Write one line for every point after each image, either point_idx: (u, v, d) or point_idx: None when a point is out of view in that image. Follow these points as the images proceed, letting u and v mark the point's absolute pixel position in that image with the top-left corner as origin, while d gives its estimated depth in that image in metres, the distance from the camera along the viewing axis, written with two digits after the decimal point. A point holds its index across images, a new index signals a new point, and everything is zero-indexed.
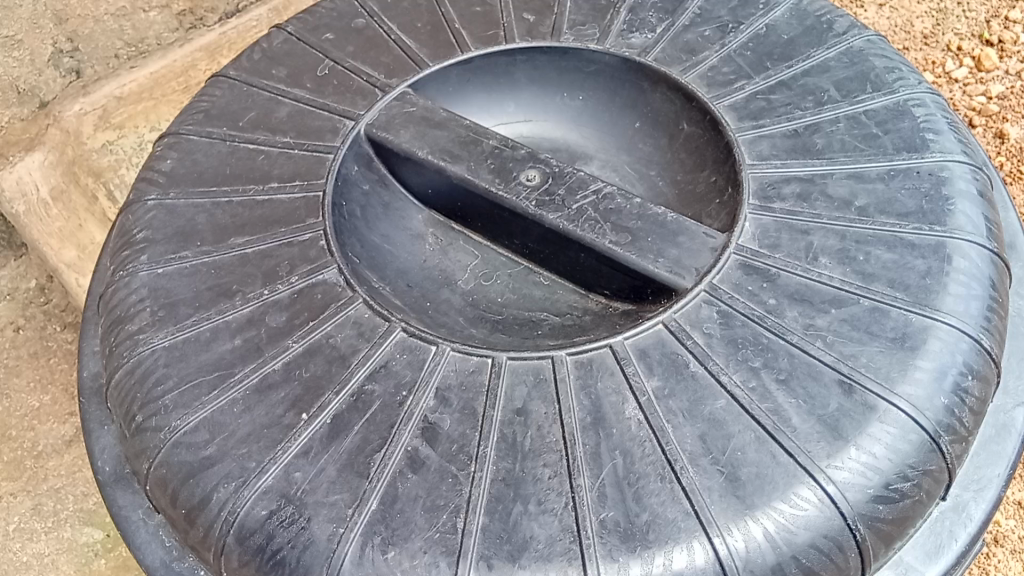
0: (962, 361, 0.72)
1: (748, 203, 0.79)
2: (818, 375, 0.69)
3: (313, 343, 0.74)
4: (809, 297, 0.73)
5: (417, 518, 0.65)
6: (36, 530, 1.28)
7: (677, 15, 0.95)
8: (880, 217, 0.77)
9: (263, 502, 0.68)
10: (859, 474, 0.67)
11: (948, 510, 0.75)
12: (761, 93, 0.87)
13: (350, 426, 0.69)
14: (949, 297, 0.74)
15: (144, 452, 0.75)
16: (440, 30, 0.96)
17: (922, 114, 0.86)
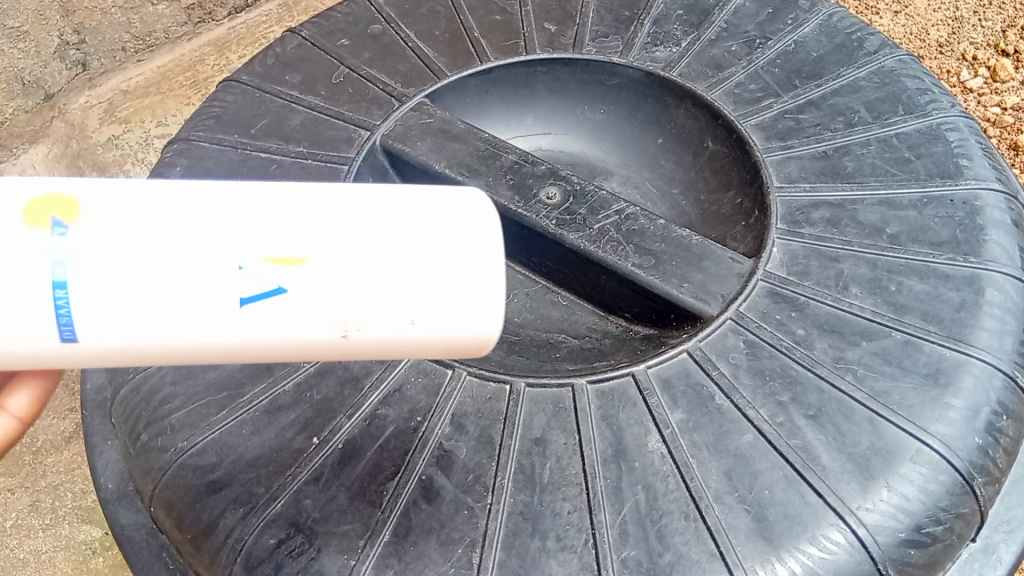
0: (996, 399, 0.70)
1: (777, 227, 0.77)
2: (849, 413, 0.67)
3: (325, 363, 0.71)
4: (838, 328, 0.71)
5: (431, 551, 0.63)
6: (34, 527, 1.25)
7: (703, 28, 0.92)
8: (913, 246, 0.75)
9: (271, 530, 0.66)
10: (890, 517, 0.65)
11: (977, 552, 0.72)
12: (789, 112, 0.85)
13: (362, 452, 0.67)
14: (983, 332, 0.71)
15: (149, 472, 0.72)
16: (459, 38, 0.94)
17: (955, 139, 0.84)
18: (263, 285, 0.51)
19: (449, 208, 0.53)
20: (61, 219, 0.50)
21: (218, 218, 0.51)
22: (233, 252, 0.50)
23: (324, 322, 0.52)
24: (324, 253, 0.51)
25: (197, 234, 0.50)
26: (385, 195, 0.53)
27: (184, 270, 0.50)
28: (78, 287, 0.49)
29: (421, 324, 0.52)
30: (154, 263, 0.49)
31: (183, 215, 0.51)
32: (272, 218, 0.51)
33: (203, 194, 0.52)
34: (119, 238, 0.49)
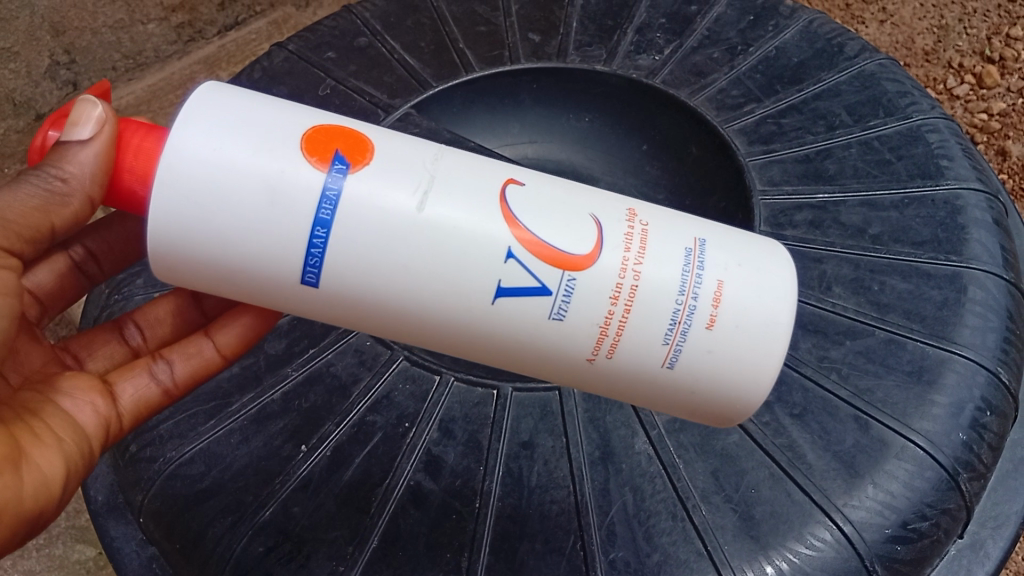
0: (980, 396, 0.70)
1: (759, 229, 0.77)
2: (834, 411, 0.67)
3: (312, 371, 0.71)
4: (822, 328, 0.71)
5: (420, 556, 0.63)
6: (26, 547, 1.20)
7: (685, 36, 0.92)
8: (895, 246, 0.76)
9: (260, 538, 0.66)
10: (876, 513, 0.65)
11: (965, 548, 0.73)
12: (771, 117, 0.86)
13: (351, 459, 0.67)
14: (965, 330, 0.72)
15: (138, 483, 0.72)
16: (444, 50, 0.94)
17: (935, 141, 0.84)
18: (636, 307, 0.53)
19: (788, 277, 0.55)
20: (342, 157, 0.52)
21: (614, 245, 0.53)
22: (553, 268, 0.52)
23: (642, 359, 0.54)
24: (702, 305, 0.53)
25: (572, 243, 0.53)
26: (747, 249, 0.56)
27: (472, 251, 0.52)
28: (335, 243, 0.52)
29: (685, 376, 0.55)
30: (431, 242, 0.52)
31: (544, 212, 0.54)
32: (657, 243, 0.54)
33: (555, 194, 0.55)
34: (372, 204, 0.52)
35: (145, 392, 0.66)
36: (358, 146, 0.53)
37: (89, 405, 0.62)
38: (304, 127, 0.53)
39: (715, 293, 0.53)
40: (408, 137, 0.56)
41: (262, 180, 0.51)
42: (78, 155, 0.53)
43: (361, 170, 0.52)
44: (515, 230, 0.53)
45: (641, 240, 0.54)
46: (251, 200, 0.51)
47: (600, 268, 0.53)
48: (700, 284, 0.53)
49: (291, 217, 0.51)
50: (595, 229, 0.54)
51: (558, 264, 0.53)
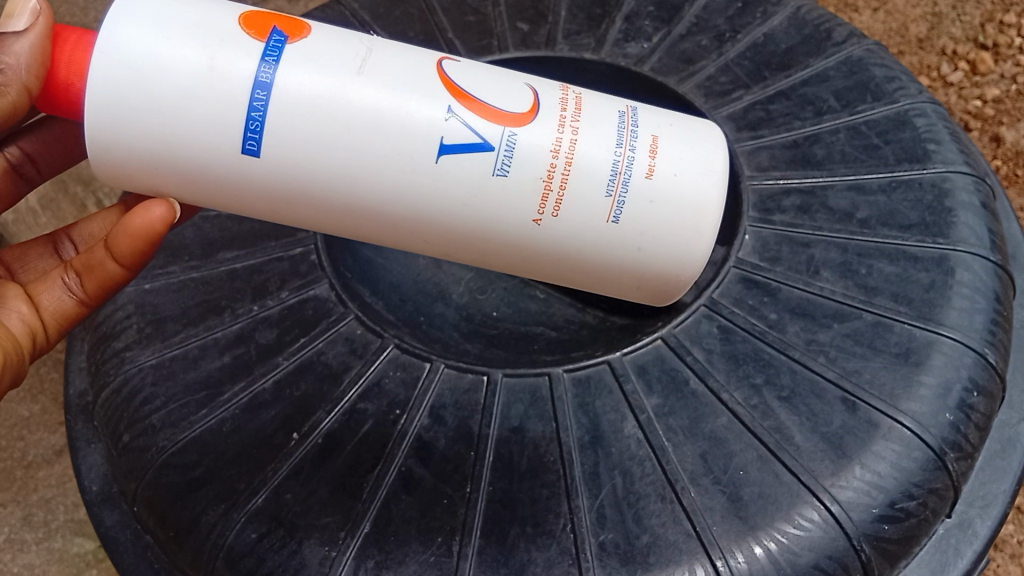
0: (967, 377, 0.71)
1: (748, 215, 0.78)
2: (821, 393, 0.68)
3: (303, 360, 0.71)
4: (810, 312, 0.72)
5: (411, 541, 0.64)
6: (26, 541, 1.20)
7: (673, 24, 0.92)
8: (882, 229, 0.76)
9: (253, 525, 0.67)
10: (864, 493, 0.66)
11: (953, 528, 0.73)
12: (759, 103, 0.86)
13: (342, 446, 0.67)
14: (952, 311, 0.73)
15: (132, 472, 0.73)
16: (433, 40, 0.94)
17: (923, 125, 0.85)
18: (574, 160, 0.57)
19: (715, 134, 0.62)
20: (280, 32, 0.56)
21: (549, 107, 0.58)
22: (492, 125, 0.56)
23: (587, 216, 0.58)
24: (640, 156, 0.58)
25: (509, 104, 0.57)
26: (671, 115, 0.62)
27: (414, 107, 0.56)
28: (280, 102, 0.54)
29: (630, 228, 0.58)
30: (374, 96, 0.55)
31: (479, 82, 0.58)
32: (589, 111, 0.59)
33: (486, 71, 0.60)
34: (318, 67, 0.55)
35: (59, 307, 0.67)
36: (293, 24, 0.57)
37: (14, 312, 0.65)
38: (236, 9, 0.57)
39: (652, 144, 0.59)
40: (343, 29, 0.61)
41: (200, 49, 0.54)
42: (14, 45, 0.54)
43: (301, 40, 0.56)
44: (452, 93, 0.57)
45: (573, 105, 0.59)
46: (189, 58, 0.53)
47: (536, 124, 0.57)
48: (636, 137, 0.59)
49: (234, 78, 0.54)
50: (528, 97, 0.58)
51: (495, 120, 0.57)
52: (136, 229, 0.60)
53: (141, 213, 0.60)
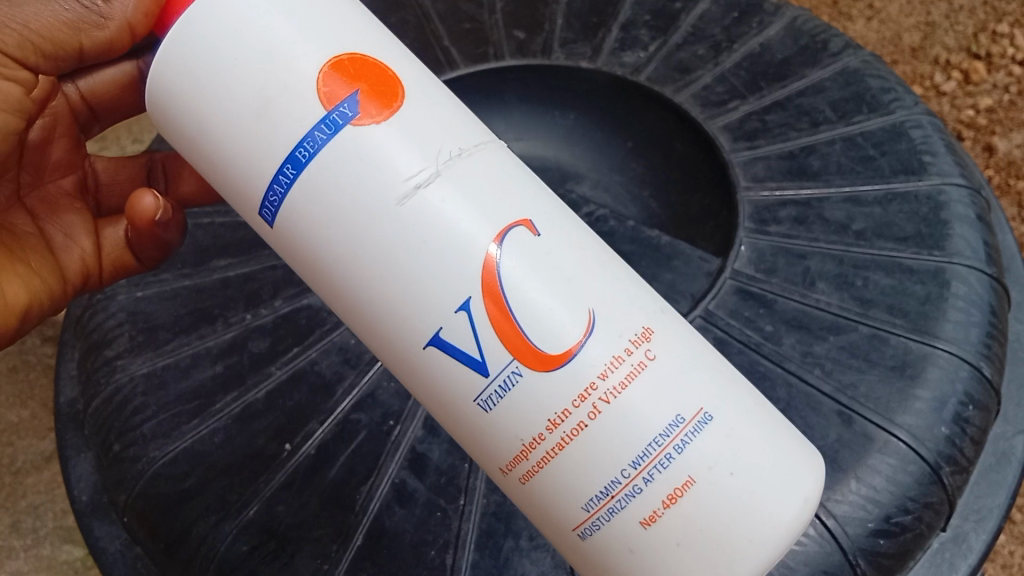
0: (963, 390, 0.71)
1: (743, 226, 0.78)
2: (817, 406, 0.68)
3: (296, 369, 0.71)
4: (806, 324, 0.72)
5: (405, 554, 0.63)
6: (14, 548, 1.19)
7: (669, 33, 0.92)
8: (878, 241, 0.76)
9: (244, 537, 0.66)
10: (859, 508, 0.65)
11: (947, 541, 0.73)
12: (755, 113, 0.86)
13: (335, 457, 0.67)
14: (948, 324, 0.72)
15: (122, 483, 0.72)
16: (429, 47, 0.93)
17: (919, 137, 0.84)
18: (580, 439, 0.49)
19: (786, 513, 0.50)
20: (355, 100, 0.50)
21: (595, 357, 0.49)
22: (505, 350, 0.49)
23: (564, 499, 0.51)
24: (655, 490, 0.49)
25: (545, 337, 0.49)
26: (752, 455, 0.50)
27: (436, 273, 0.49)
28: (302, 190, 0.50)
29: (595, 549, 0.51)
30: (397, 238, 0.50)
31: (535, 284, 0.50)
32: (649, 383, 0.49)
33: (563, 264, 0.51)
34: (359, 180, 0.50)
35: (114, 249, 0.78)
36: (384, 96, 0.51)
37: (76, 249, 0.75)
38: (330, 56, 0.51)
39: (678, 486, 0.49)
40: (456, 126, 0.53)
41: (257, 87, 0.50)
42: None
43: (364, 126, 0.50)
44: (489, 288, 0.49)
45: (628, 373, 0.49)
46: (248, 93, 0.50)
47: (553, 378, 0.49)
48: (666, 468, 0.49)
49: (274, 138, 0.50)
50: (581, 331, 0.49)
51: (512, 339, 0.49)
52: (136, 218, 0.70)
53: (137, 201, 0.70)
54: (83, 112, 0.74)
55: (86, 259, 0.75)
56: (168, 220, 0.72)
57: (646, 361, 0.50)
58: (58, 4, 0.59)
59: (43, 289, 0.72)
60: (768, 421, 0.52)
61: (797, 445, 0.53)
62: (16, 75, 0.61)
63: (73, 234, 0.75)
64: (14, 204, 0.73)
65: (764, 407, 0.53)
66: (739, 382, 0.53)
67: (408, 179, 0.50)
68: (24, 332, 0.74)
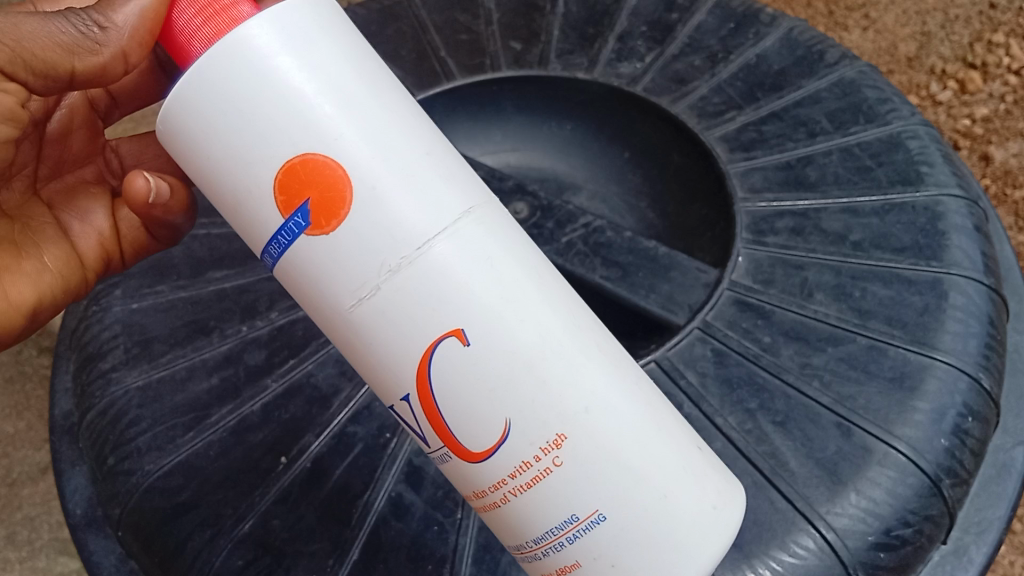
0: (962, 402, 0.70)
1: (740, 237, 0.78)
2: (816, 418, 0.68)
3: (292, 382, 0.70)
4: (804, 335, 0.71)
5: (402, 568, 0.63)
6: (9, 560, 1.18)
7: (666, 44, 0.92)
8: (876, 252, 0.76)
9: (239, 551, 0.65)
10: (859, 521, 0.65)
11: (948, 554, 0.73)
12: (752, 124, 0.86)
13: (332, 470, 0.66)
14: (947, 336, 0.72)
15: (116, 496, 0.72)
16: (426, 58, 0.94)
17: (916, 147, 0.84)
18: (494, 508, 0.51)
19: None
20: (308, 210, 0.47)
21: (508, 461, 0.49)
22: (439, 438, 0.50)
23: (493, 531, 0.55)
24: (552, 560, 0.52)
25: (472, 439, 0.49)
26: (639, 558, 0.49)
27: (391, 372, 0.49)
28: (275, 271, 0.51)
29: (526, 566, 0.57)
30: (346, 334, 0.49)
31: (462, 395, 0.48)
32: (553, 490, 0.49)
33: (494, 375, 0.47)
34: (315, 282, 0.49)
35: (133, 230, 0.76)
36: (333, 203, 0.47)
37: (93, 232, 0.74)
38: (288, 158, 0.46)
39: (567, 564, 0.51)
40: (411, 223, 0.47)
41: (233, 178, 0.48)
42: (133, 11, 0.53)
43: (315, 238, 0.47)
44: (421, 392, 0.49)
45: (536, 478, 0.49)
46: (229, 185, 0.49)
47: (476, 467, 0.50)
48: (558, 550, 0.51)
49: (249, 226, 0.50)
50: (500, 435, 0.48)
51: (448, 434, 0.50)
52: (132, 201, 0.64)
53: (129, 185, 0.64)
54: (104, 100, 0.76)
55: (104, 243, 0.74)
56: (162, 202, 0.67)
57: (553, 467, 0.48)
58: (53, 26, 0.57)
59: (63, 280, 0.72)
60: (672, 520, 0.49)
61: (703, 539, 0.50)
62: (5, 88, 0.58)
63: (90, 220, 0.74)
64: (29, 197, 0.72)
65: (675, 502, 0.49)
66: (656, 476, 0.49)
67: (357, 292, 0.47)
68: (50, 318, 0.74)
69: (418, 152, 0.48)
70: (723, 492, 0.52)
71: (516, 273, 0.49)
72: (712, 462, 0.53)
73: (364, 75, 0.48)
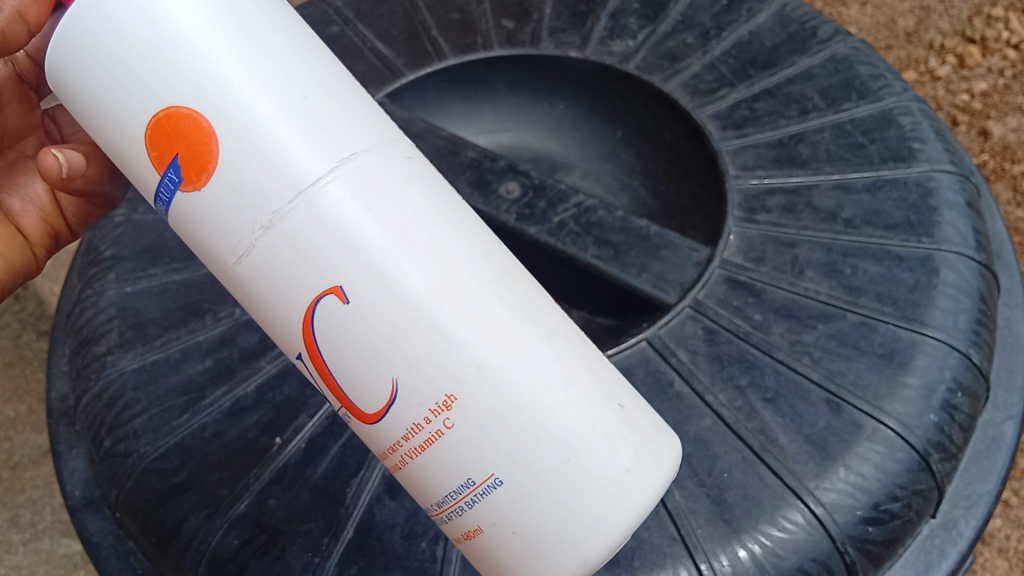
0: (951, 377, 0.71)
1: (732, 215, 0.78)
2: (806, 394, 0.68)
3: (286, 364, 0.71)
4: (795, 312, 0.72)
5: (395, 546, 0.63)
6: (13, 542, 1.19)
7: (659, 21, 0.92)
8: (868, 229, 0.76)
9: (235, 531, 0.66)
10: (848, 495, 0.65)
11: (938, 528, 0.74)
12: (744, 102, 0.85)
13: (326, 450, 0.67)
14: (936, 312, 0.72)
15: (114, 477, 0.73)
16: (417, 38, 0.93)
17: (908, 123, 0.84)
18: (398, 472, 0.52)
19: (565, 574, 0.49)
20: (178, 164, 0.48)
21: (399, 421, 0.48)
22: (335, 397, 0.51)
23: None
24: (456, 526, 0.52)
25: (362, 399, 0.49)
26: (537, 524, 0.49)
27: (284, 332, 0.50)
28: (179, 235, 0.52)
29: None
30: (236, 291, 0.50)
31: (345, 352, 0.48)
32: (444, 453, 0.48)
33: (373, 333, 0.47)
34: (203, 240, 0.49)
35: (73, 204, 0.79)
36: (201, 157, 0.47)
37: (34, 209, 0.77)
38: (154, 112, 0.47)
39: (470, 530, 0.51)
40: (278, 180, 0.46)
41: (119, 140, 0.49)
42: None
43: (188, 193, 0.48)
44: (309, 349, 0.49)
45: (428, 440, 0.48)
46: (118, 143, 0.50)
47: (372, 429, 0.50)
48: (459, 516, 0.51)
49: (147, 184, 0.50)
50: (386, 399, 0.48)
51: (340, 395, 0.50)
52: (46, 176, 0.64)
53: (39, 162, 0.63)
54: (31, 71, 0.74)
55: (46, 218, 0.78)
56: (77, 173, 0.65)
57: (444, 429, 0.48)
58: None
59: (13, 259, 0.77)
60: (578, 486, 0.48)
61: (615, 507, 0.49)
62: None
63: (31, 196, 0.77)
64: None
65: (579, 468, 0.48)
66: (560, 441, 0.48)
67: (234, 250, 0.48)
68: (10, 292, 0.80)
69: (294, 93, 0.47)
70: (643, 456, 0.50)
71: (399, 226, 0.47)
72: (638, 421, 0.51)
73: (236, 13, 0.48)
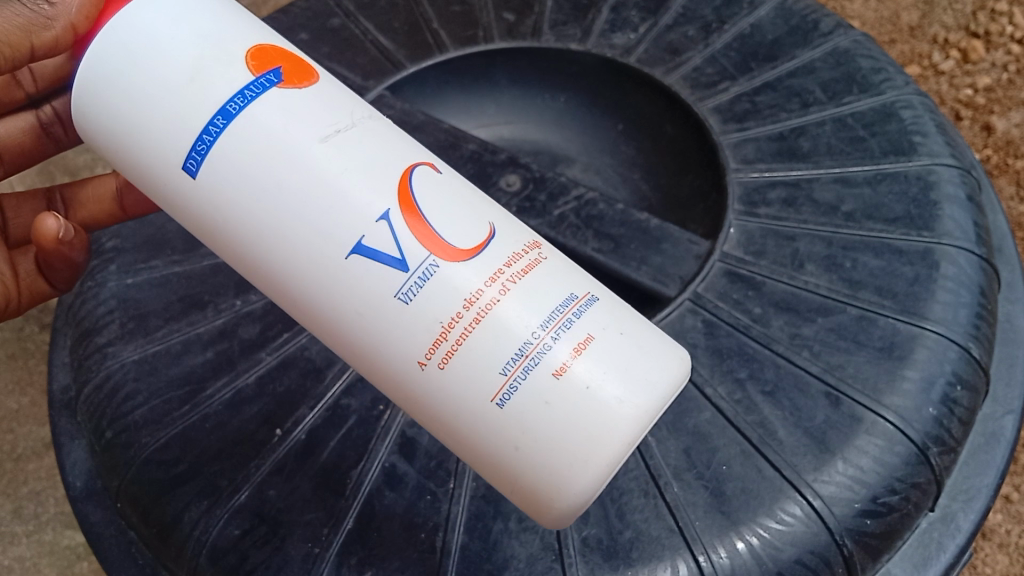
0: (951, 370, 0.71)
1: (733, 208, 0.78)
2: (805, 387, 0.68)
3: (287, 356, 0.71)
4: (794, 306, 0.72)
5: (394, 537, 0.64)
6: (16, 534, 1.20)
7: (660, 14, 0.92)
8: (868, 223, 0.76)
9: (236, 521, 0.66)
10: (846, 488, 0.66)
11: (936, 521, 0.74)
12: (745, 95, 0.85)
13: (326, 442, 0.67)
14: (936, 305, 0.72)
15: (115, 468, 0.73)
16: (418, 30, 0.93)
17: (909, 117, 0.84)
18: (488, 319, 0.50)
19: (673, 362, 0.52)
20: (278, 72, 0.53)
21: (498, 253, 0.52)
22: (421, 247, 0.51)
23: (473, 383, 0.50)
24: (559, 347, 0.50)
25: (458, 239, 0.51)
26: (636, 325, 0.53)
27: (371, 195, 0.51)
28: (231, 137, 0.51)
29: (510, 422, 0.50)
30: (321, 164, 0.51)
31: (440, 205, 0.53)
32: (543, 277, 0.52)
33: (460, 192, 0.54)
34: (292, 115, 0.52)
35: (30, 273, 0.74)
36: (302, 70, 0.55)
37: None
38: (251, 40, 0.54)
39: (579, 342, 0.50)
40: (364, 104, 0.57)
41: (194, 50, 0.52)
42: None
43: (290, 90, 0.53)
44: (402, 199, 0.52)
45: (526, 266, 0.52)
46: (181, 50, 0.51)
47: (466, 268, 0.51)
48: (567, 329, 0.50)
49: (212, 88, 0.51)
50: (485, 237, 0.52)
51: (434, 241, 0.51)
52: (41, 239, 0.66)
53: (38, 224, 0.65)
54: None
55: None
56: (73, 240, 0.68)
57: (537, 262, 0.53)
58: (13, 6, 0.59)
59: None
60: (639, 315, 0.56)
61: None
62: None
63: None
64: None
65: None
66: None
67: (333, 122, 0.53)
68: None
69: None
70: None
71: None
72: None
73: None
